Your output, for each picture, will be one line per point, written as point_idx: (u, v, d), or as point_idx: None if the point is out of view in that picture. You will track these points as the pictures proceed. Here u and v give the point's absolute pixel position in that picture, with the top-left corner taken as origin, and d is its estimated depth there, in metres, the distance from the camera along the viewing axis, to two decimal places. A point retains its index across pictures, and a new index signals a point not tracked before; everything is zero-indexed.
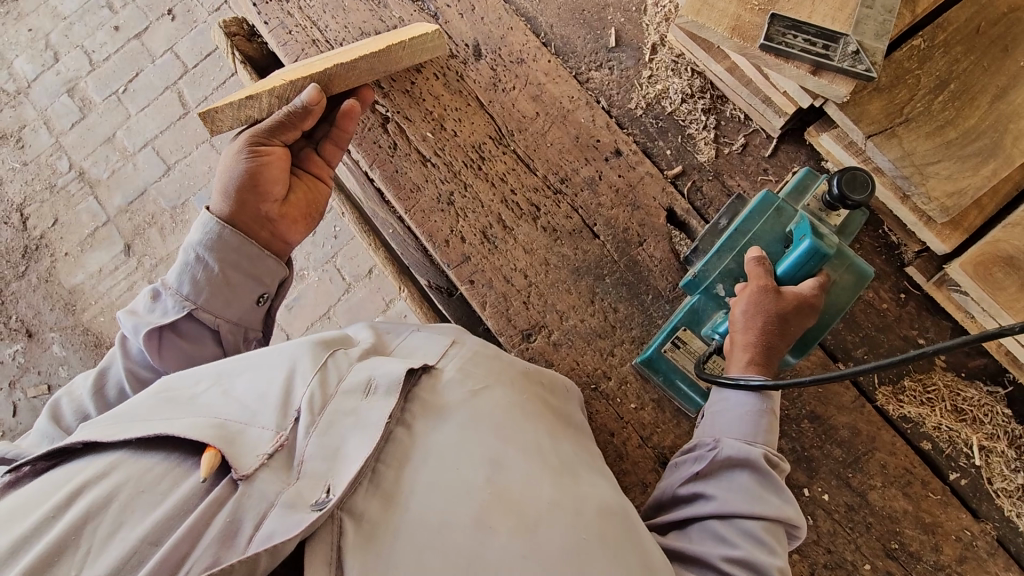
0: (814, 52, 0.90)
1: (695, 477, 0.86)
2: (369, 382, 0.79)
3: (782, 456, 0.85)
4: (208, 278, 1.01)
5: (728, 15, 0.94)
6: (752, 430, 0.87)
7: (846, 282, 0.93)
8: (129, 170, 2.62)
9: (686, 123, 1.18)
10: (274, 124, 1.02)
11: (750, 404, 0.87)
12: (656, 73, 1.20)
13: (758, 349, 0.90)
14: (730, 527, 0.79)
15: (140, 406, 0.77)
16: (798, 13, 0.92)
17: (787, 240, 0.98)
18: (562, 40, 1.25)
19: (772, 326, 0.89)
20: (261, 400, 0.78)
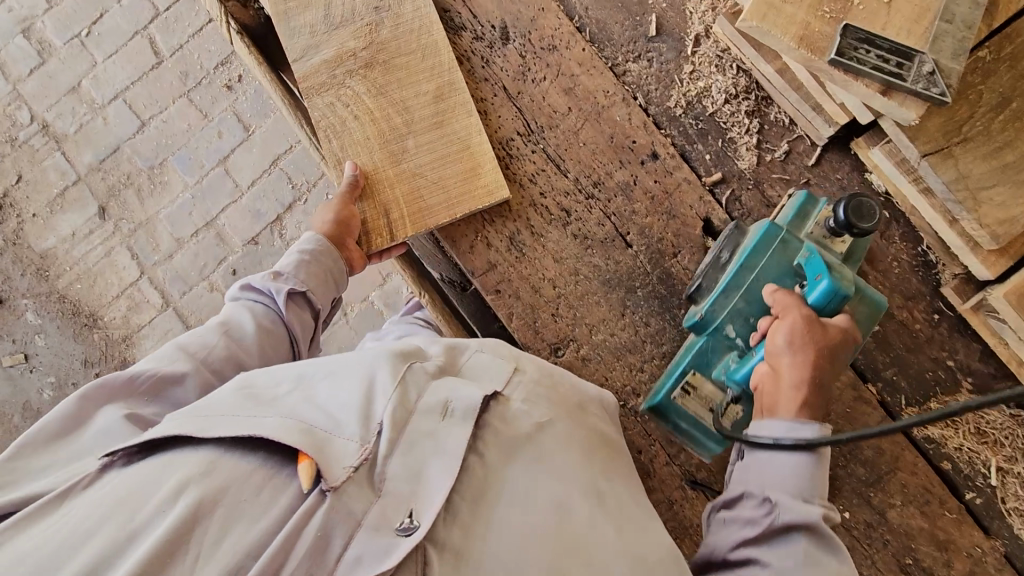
0: (886, 70, 0.83)
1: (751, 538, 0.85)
2: (447, 403, 0.78)
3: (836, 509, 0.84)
4: (301, 267, 1.06)
5: (796, 22, 0.85)
6: (806, 486, 0.84)
7: (861, 313, 0.94)
8: (99, 126, 2.42)
9: (727, 126, 1.11)
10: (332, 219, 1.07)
11: (801, 461, 0.85)
12: (699, 69, 1.11)
13: (801, 386, 0.87)
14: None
15: (225, 402, 0.73)
16: (871, 24, 0.85)
17: (794, 274, 0.96)
18: (598, 24, 1.14)
19: (811, 363, 0.87)
20: (345, 409, 0.75)
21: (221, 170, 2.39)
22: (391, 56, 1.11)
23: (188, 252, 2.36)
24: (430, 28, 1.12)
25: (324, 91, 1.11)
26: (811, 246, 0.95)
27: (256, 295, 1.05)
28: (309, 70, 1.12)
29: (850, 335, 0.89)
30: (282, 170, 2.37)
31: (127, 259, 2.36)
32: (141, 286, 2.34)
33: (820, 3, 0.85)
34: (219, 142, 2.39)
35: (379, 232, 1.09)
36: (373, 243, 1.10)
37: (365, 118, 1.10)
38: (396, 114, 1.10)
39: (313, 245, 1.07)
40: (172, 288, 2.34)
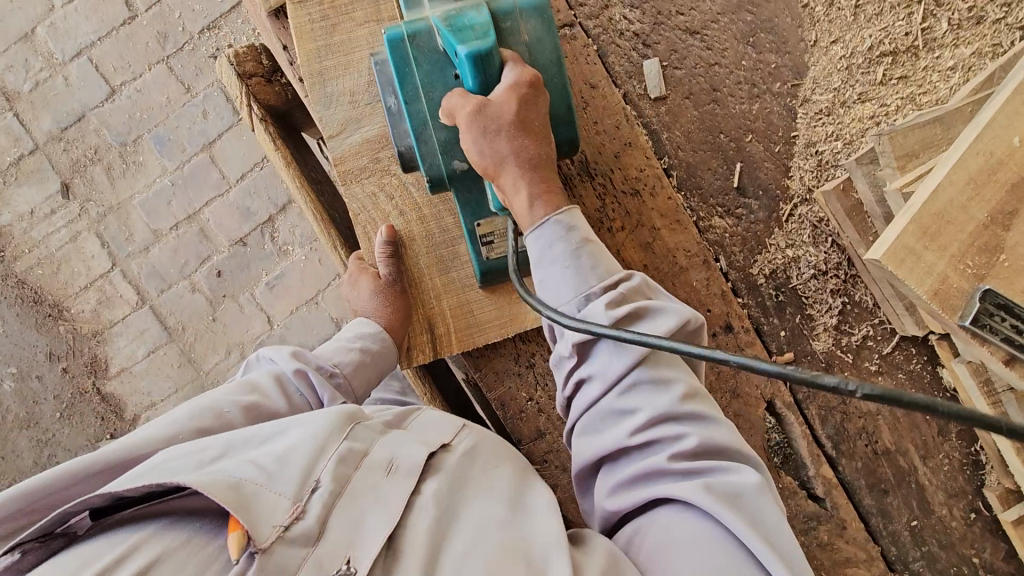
0: (1017, 342, 0.76)
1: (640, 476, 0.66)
2: (392, 460, 0.66)
3: (624, 274, 0.69)
4: (361, 368, 0.87)
5: (934, 273, 0.75)
6: (582, 280, 0.68)
7: (545, 36, 0.78)
8: (59, 87, 2.11)
9: (808, 302, 1.02)
10: (381, 286, 0.90)
11: (559, 254, 0.70)
12: (791, 236, 1.01)
13: (517, 187, 0.73)
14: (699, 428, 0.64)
15: (133, 476, 0.59)
16: (1012, 288, 0.76)
17: (448, 60, 0.78)
18: (687, 168, 1.00)
19: (506, 151, 0.73)
20: (280, 460, 0.61)
21: (205, 157, 2.12)
22: None
23: (166, 247, 2.14)
24: None
25: (365, 178, 0.91)
26: (432, 24, 0.76)
27: (306, 387, 0.81)
28: (354, 190, 0.92)
29: (528, 86, 0.73)
30: None
31: (97, 248, 2.13)
32: (113, 279, 2.14)
33: (964, 255, 0.76)
34: (204, 124, 2.11)
35: (422, 347, 0.94)
36: (411, 358, 0.94)
37: (408, 215, 0.92)
38: (449, 215, 0.93)
39: (381, 348, 0.89)
40: (148, 284, 2.14)
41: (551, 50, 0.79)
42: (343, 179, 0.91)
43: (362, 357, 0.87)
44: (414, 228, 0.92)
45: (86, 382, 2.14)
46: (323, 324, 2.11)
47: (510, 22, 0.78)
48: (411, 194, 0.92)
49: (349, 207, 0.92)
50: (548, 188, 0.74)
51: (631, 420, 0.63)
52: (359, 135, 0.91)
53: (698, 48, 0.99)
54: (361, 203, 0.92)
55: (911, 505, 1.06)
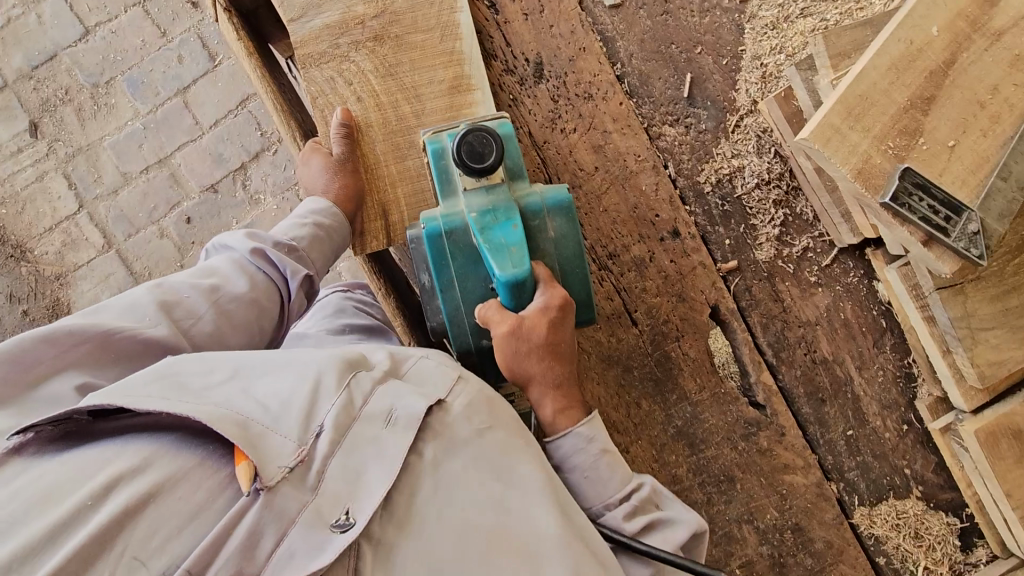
0: (933, 222, 0.80)
1: (631, 527, 0.76)
2: (392, 409, 0.70)
3: (645, 496, 0.78)
4: (316, 243, 0.89)
5: (857, 153, 0.80)
6: (597, 491, 0.79)
7: (567, 229, 0.83)
8: (32, 25, 2.09)
9: (753, 212, 1.06)
10: (333, 165, 0.92)
11: (579, 461, 0.79)
12: (737, 146, 1.04)
13: (542, 398, 0.80)
14: (660, 522, 0.77)
15: (138, 387, 0.64)
16: (929, 169, 0.80)
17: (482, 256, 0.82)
18: (640, 77, 1.04)
19: (534, 370, 0.79)
20: (285, 404, 0.66)
21: (179, 102, 2.12)
22: (405, 30, 0.95)
23: (135, 191, 2.12)
24: (460, 26, 0.96)
25: (325, 63, 0.94)
26: (468, 222, 0.81)
27: (265, 265, 0.85)
28: (314, 74, 0.94)
29: (558, 310, 0.77)
30: (251, 113, 2.12)
31: (64, 189, 2.11)
32: (79, 221, 2.12)
33: (886, 136, 0.80)
34: (178, 69, 2.11)
35: (376, 233, 0.96)
36: (366, 243, 0.96)
37: (366, 102, 0.95)
38: (405, 102, 0.95)
39: (334, 220, 0.90)
40: (116, 227, 2.12)
41: (574, 246, 0.83)
42: (303, 62, 0.93)
43: (317, 231, 0.89)
44: (372, 115, 0.95)
45: (45, 325, 2.10)
46: None
47: (538, 220, 0.82)
48: (369, 81, 0.94)
49: (308, 90, 0.94)
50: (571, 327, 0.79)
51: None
52: (321, 21, 0.94)
53: None
54: (321, 88, 0.94)
55: (847, 415, 1.10)
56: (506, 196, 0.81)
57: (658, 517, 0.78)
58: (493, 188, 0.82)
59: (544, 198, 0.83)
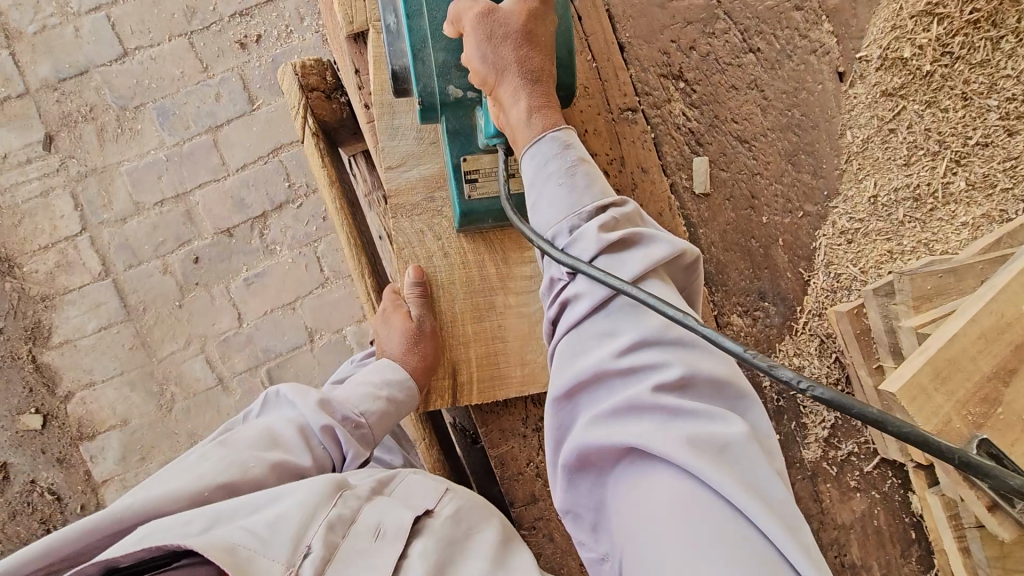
0: (1000, 490, 0.82)
1: (606, 240, 0.63)
2: (381, 525, 0.68)
3: (630, 210, 0.66)
4: (384, 418, 0.88)
5: (939, 415, 0.81)
6: (571, 199, 0.66)
7: None
8: (67, 37, 2.01)
9: (805, 410, 1.08)
10: (409, 327, 0.90)
11: (551, 167, 0.68)
12: (800, 346, 1.06)
13: (517, 96, 0.69)
14: (640, 239, 0.64)
15: (129, 542, 0.62)
16: (1003, 438, 0.82)
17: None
18: (718, 265, 1.05)
19: (509, 60, 0.69)
20: (272, 528, 0.64)
21: (208, 139, 2.05)
22: None
23: (145, 222, 2.02)
24: None
25: (417, 216, 0.92)
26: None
27: (330, 441, 0.81)
28: (403, 225, 0.92)
29: (538, 0, 0.71)
30: (281, 163, 2.07)
31: (69, 208, 2.00)
32: (79, 244, 2.00)
33: (968, 402, 0.82)
34: (214, 106, 2.05)
35: (442, 395, 0.93)
36: (429, 404, 0.93)
37: (454, 261, 0.93)
38: (493, 266, 0.93)
39: (406, 396, 0.89)
40: (116, 256, 2.01)
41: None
42: (395, 212, 0.92)
43: (386, 406, 0.88)
44: (455, 274, 0.93)
45: (21, 349, 1.97)
46: (294, 331, 2.04)
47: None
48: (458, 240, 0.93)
49: (395, 240, 0.92)
50: (547, 101, 0.71)
51: (615, 343, 0.59)
52: (420, 174, 0.92)
53: (745, 156, 1.05)
54: (409, 239, 0.92)
55: None
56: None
57: (636, 232, 0.64)
58: None
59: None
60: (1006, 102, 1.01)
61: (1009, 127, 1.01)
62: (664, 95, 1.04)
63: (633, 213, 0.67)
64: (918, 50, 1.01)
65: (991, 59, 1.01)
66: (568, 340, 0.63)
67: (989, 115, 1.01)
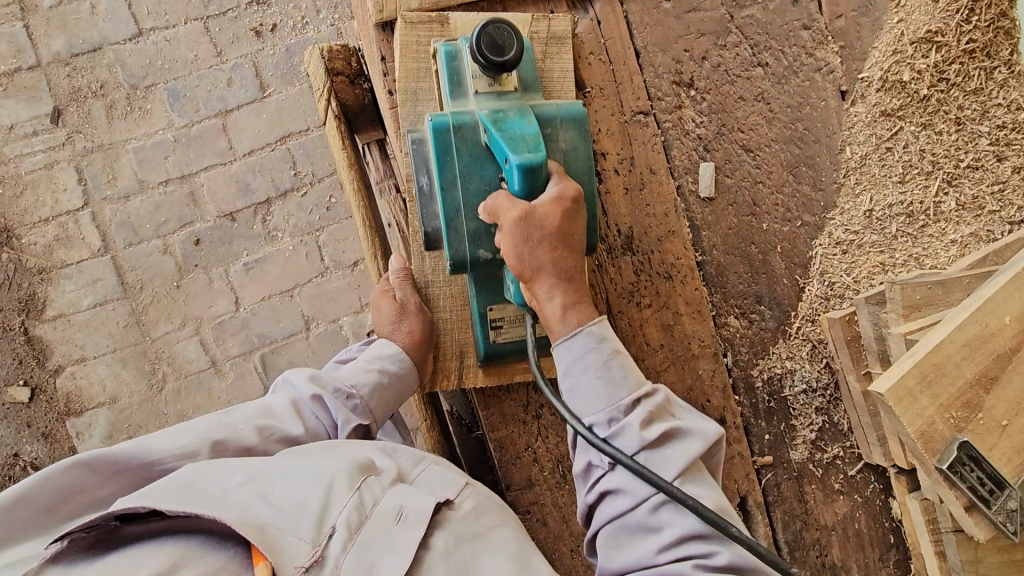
0: (979, 492, 0.85)
1: (647, 438, 0.70)
2: (403, 508, 0.73)
3: (658, 394, 0.74)
4: (376, 390, 0.91)
5: (923, 416, 0.85)
6: (608, 393, 0.73)
7: (570, 138, 0.86)
8: (83, 13, 2.02)
9: (795, 412, 1.11)
10: (398, 310, 0.94)
11: (593, 362, 0.74)
12: (793, 349, 1.10)
13: (552, 293, 0.75)
14: (676, 432, 0.72)
15: (172, 488, 0.68)
16: (982, 442, 0.86)
17: (489, 157, 0.84)
18: (717, 267, 1.09)
19: (544, 260, 0.75)
20: (301, 506, 0.69)
21: (218, 123, 2.06)
22: None
23: (149, 201, 2.03)
24: None
25: None
26: (478, 120, 0.84)
27: (320, 412, 0.87)
28: (420, 209, 0.96)
29: (572, 201, 0.76)
30: (289, 151, 2.08)
31: (72, 182, 2.00)
32: (80, 219, 2.00)
33: (951, 405, 0.86)
34: (226, 91, 2.06)
35: (447, 374, 0.98)
36: (435, 382, 0.98)
37: None
38: None
39: (398, 368, 0.92)
40: (117, 233, 2.01)
41: (584, 160, 0.86)
42: (412, 195, 0.95)
43: (378, 379, 0.91)
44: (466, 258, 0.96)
45: (13, 320, 1.96)
46: (292, 318, 2.05)
47: (551, 128, 0.85)
48: None
49: (411, 223, 0.95)
50: (580, 295, 0.76)
51: (660, 535, 0.68)
52: None
53: (749, 165, 1.09)
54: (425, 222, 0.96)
55: None
56: (519, 104, 0.86)
57: (672, 426, 0.72)
58: (505, 94, 0.87)
59: (558, 109, 0.86)
60: (996, 129, 1.06)
61: (998, 153, 1.06)
62: (675, 101, 1.08)
63: (664, 401, 0.74)
64: (916, 74, 1.06)
65: (984, 88, 1.05)
66: (607, 532, 0.72)
67: (980, 141, 1.06)
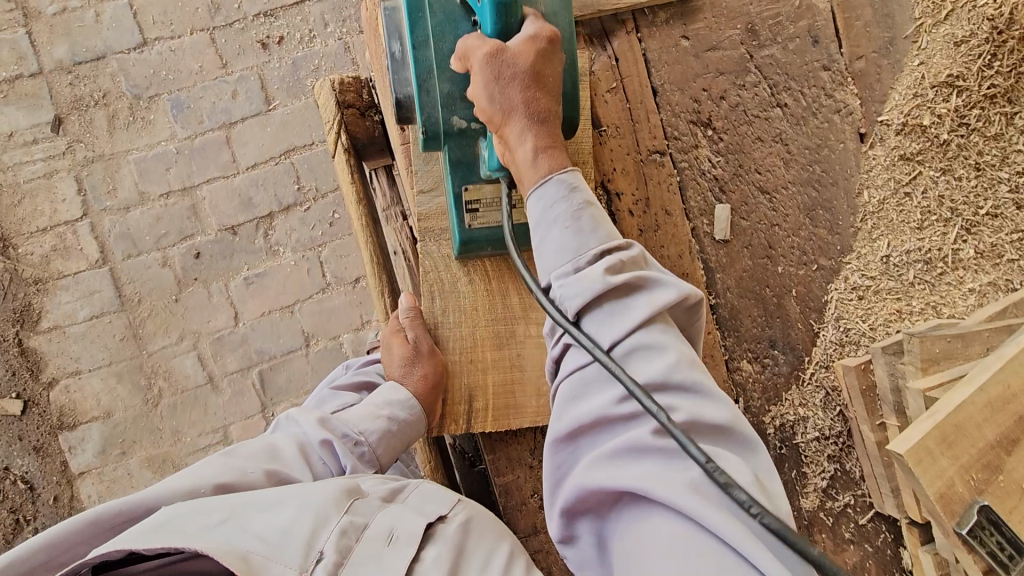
0: (998, 557, 0.84)
1: (610, 282, 0.61)
2: (394, 530, 0.69)
3: (632, 244, 0.65)
4: (385, 436, 0.90)
5: (943, 478, 0.83)
6: (574, 239, 0.64)
7: (553, 3, 0.78)
8: (88, 21, 1.99)
9: (806, 459, 1.09)
10: (410, 351, 0.93)
11: (561, 209, 0.66)
12: (806, 396, 1.08)
13: (523, 136, 0.69)
14: (645, 281, 0.62)
15: (147, 529, 0.65)
16: (1002, 505, 0.84)
17: (464, 15, 0.78)
18: (731, 310, 1.07)
19: (517, 100, 0.69)
20: (285, 533, 0.66)
21: (221, 135, 2.03)
22: None
23: (149, 213, 2.00)
24: None
25: (446, 241, 0.94)
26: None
27: (329, 457, 0.84)
28: (431, 249, 0.94)
29: (546, 40, 0.71)
30: (292, 165, 2.05)
31: (71, 191, 1.97)
32: (79, 229, 1.97)
33: (971, 467, 0.84)
34: (230, 103, 2.04)
35: (455, 419, 0.94)
36: (443, 427, 0.94)
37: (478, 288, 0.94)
38: (515, 295, 0.94)
39: (409, 415, 0.92)
40: (115, 244, 1.98)
41: (565, 25, 0.79)
42: (423, 235, 0.94)
43: (387, 425, 0.91)
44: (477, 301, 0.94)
45: (7, 331, 1.92)
46: (291, 334, 2.02)
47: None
48: (484, 269, 0.95)
49: (421, 262, 0.94)
50: (553, 140, 0.70)
51: (616, 389, 0.60)
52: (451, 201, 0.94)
53: (765, 207, 1.07)
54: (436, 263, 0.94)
55: None
56: None
57: (641, 275, 0.62)
58: None
59: None
60: (1017, 175, 1.04)
61: (1016, 201, 1.04)
62: (691, 141, 1.07)
63: (638, 255, 0.65)
64: (937, 119, 1.04)
65: (1004, 134, 1.04)
66: (568, 385, 0.63)
67: (1000, 187, 1.05)
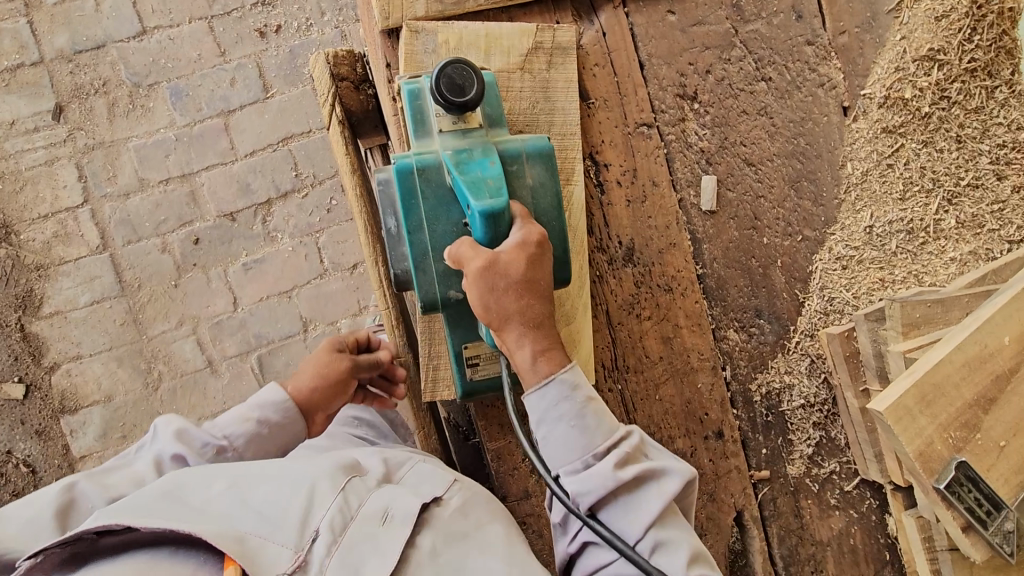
0: (976, 513, 0.85)
1: (620, 478, 0.72)
2: (387, 510, 0.76)
3: (629, 437, 0.75)
4: (253, 441, 0.90)
5: (922, 436, 0.85)
6: (583, 439, 0.74)
7: (537, 179, 0.83)
8: (87, 10, 2.02)
9: (793, 427, 1.10)
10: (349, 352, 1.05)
11: (566, 413, 0.74)
12: (791, 364, 1.10)
13: (521, 344, 0.74)
14: (653, 472, 0.74)
15: (147, 503, 0.70)
16: (979, 462, 0.87)
17: (454, 199, 0.81)
18: (717, 280, 1.09)
19: (513, 309, 0.73)
20: (283, 514, 0.72)
21: (220, 122, 2.06)
22: None
23: (149, 200, 2.02)
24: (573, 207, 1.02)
25: None
26: (442, 160, 0.81)
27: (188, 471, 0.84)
28: None
29: (536, 246, 0.74)
30: (290, 152, 2.08)
31: (72, 178, 2.00)
32: (79, 216, 1.99)
33: (949, 425, 0.86)
34: (228, 91, 2.06)
35: (448, 384, 0.97)
36: (436, 392, 0.98)
37: None
38: None
39: (279, 419, 0.92)
40: (116, 231, 2.01)
41: (551, 197, 0.83)
42: None
43: (256, 429, 0.90)
44: None
45: (9, 316, 1.95)
46: (289, 319, 2.04)
47: (516, 166, 0.82)
48: None
49: None
50: (553, 342, 0.75)
51: None
52: None
53: (751, 178, 1.09)
54: None
55: None
56: (482, 142, 0.83)
57: (647, 469, 0.74)
58: (469, 132, 0.84)
59: (523, 145, 0.83)
60: (996, 147, 1.06)
61: (998, 172, 1.07)
62: (678, 115, 1.09)
63: (638, 441, 0.76)
64: (918, 92, 1.06)
65: (985, 107, 1.06)
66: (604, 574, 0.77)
67: (980, 159, 1.07)
